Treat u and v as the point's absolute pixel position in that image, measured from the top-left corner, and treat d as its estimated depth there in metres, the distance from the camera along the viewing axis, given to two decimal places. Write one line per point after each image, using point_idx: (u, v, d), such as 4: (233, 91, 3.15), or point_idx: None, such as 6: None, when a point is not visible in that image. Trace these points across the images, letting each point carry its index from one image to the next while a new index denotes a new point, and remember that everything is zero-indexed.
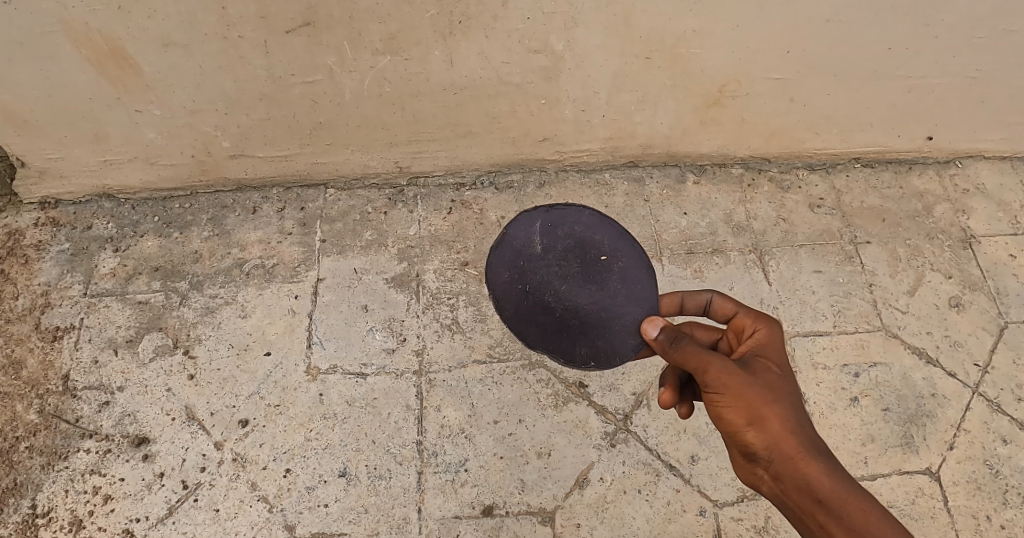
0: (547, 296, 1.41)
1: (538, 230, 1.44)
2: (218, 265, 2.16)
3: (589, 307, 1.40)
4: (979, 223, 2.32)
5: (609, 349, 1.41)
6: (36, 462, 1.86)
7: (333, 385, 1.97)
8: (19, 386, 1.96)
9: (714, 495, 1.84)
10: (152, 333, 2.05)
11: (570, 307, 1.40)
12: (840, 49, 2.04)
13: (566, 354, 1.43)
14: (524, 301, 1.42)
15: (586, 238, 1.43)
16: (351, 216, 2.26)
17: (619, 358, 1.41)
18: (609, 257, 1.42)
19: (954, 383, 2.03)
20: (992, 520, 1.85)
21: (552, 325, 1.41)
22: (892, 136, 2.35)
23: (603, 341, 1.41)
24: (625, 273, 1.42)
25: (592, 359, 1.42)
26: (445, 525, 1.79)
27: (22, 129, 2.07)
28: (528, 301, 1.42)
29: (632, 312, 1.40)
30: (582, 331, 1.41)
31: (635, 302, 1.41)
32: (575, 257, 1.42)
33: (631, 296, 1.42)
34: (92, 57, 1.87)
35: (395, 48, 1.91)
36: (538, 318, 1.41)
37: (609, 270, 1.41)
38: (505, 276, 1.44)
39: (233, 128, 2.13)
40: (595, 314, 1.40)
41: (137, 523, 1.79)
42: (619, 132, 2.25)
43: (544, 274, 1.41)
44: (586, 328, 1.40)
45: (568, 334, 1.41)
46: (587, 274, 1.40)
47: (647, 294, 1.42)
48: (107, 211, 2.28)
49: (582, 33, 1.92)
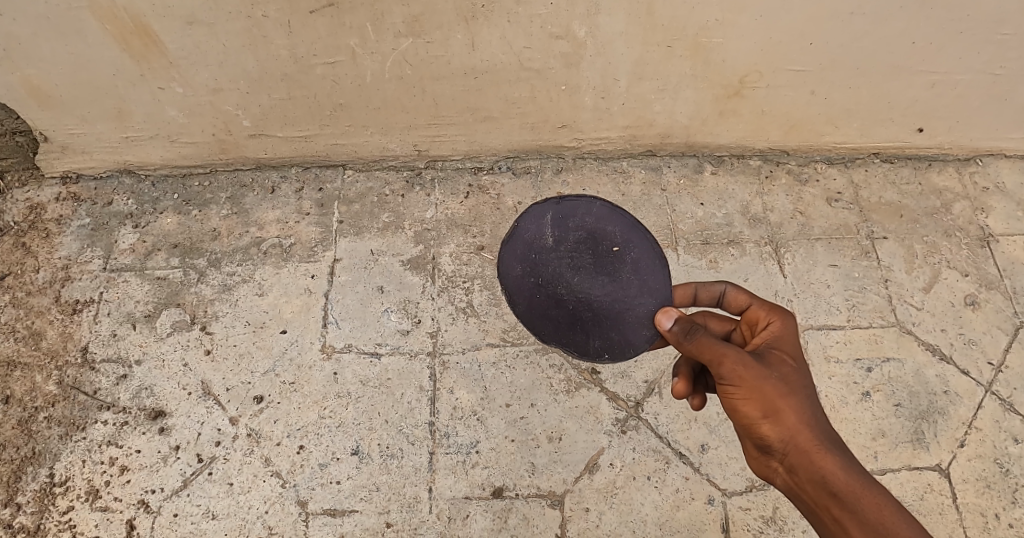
0: (559, 288, 1.44)
1: (551, 223, 1.47)
2: (236, 243, 2.19)
3: (600, 298, 1.43)
4: (998, 222, 2.31)
5: (626, 340, 1.44)
6: (54, 432, 1.89)
7: (347, 364, 1.99)
8: (39, 357, 1.99)
9: (723, 484, 1.85)
10: (170, 308, 2.07)
11: (582, 298, 1.43)
12: (864, 41, 2.02)
13: (581, 346, 1.46)
14: (537, 293, 1.46)
15: (599, 229, 1.45)
16: (369, 198, 2.27)
17: (632, 350, 1.44)
18: (620, 247, 1.44)
19: (967, 381, 2.02)
20: (1000, 518, 1.85)
21: (565, 316, 1.45)
22: (912, 131, 2.33)
23: (619, 332, 1.43)
24: (641, 264, 1.43)
25: (607, 351, 1.45)
26: (456, 505, 1.81)
27: (44, 103, 2.09)
28: (542, 294, 1.46)
29: (646, 305, 1.41)
30: (595, 324, 1.44)
31: (650, 294, 1.42)
32: (587, 250, 1.44)
33: (647, 288, 1.42)
34: (117, 34, 1.89)
35: (417, 30, 1.92)
36: (551, 311, 1.46)
37: (621, 263, 1.43)
38: (519, 270, 1.48)
39: (254, 107, 2.14)
40: (608, 305, 1.43)
41: (152, 494, 1.82)
42: (638, 120, 2.25)
43: (557, 268, 1.45)
44: (598, 320, 1.44)
45: (579, 327, 1.45)
46: (598, 268, 1.43)
47: (662, 286, 1.42)
48: (127, 187, 2.31)
49: (604, 20, 1.92)
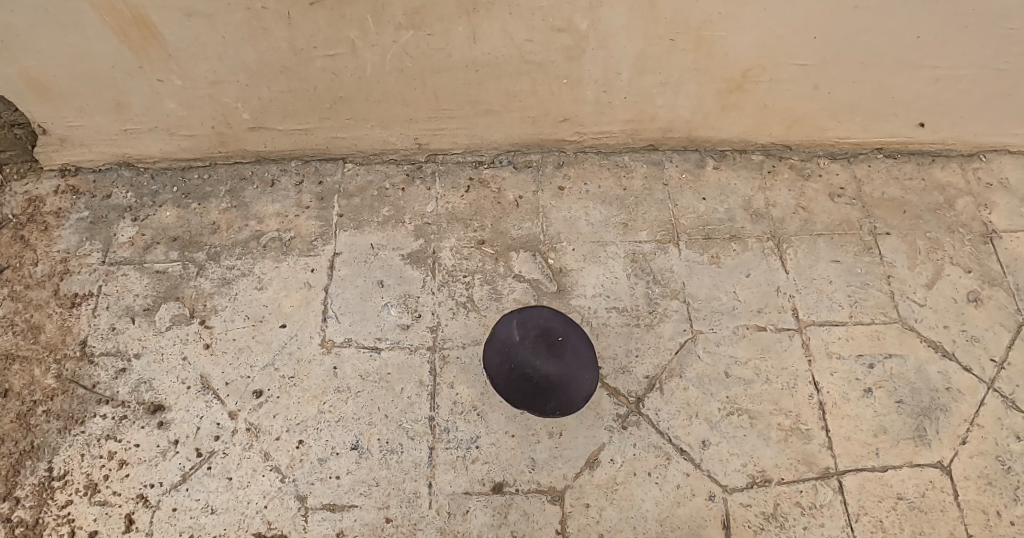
0: (525, 369, 1.78)
1: (516, 322, 1.84)
2: (236, 237, 2.17)
3: (552, 374, 1.77)
4: (1002, 218, 2.29)
5: (572, 399, 1.81)
6: (53, 426, 1.88)
7: (347, 358, 1.98)
8: (38, 351, 1.99)
9: (724, 480, 1.84)
10: (169, 302, 2.06)
11: (540, 377, 1.77)
12: (868, 35, 2.00)
13: (539, 408, 1.83)
14: (506, 371, 1.81)
15: (548, 325, 1.82)
16: (369, 192, 2.26)
17: (577, 403, 1.82)
18: (563, 337, 1.81)
19: (970, 378, 2.01)
20: (1002, 516, 1.84)
21: (529, 390, 1.79)
22: (915, 127, 2.32)
23: (565, 397, 1.80)
24: (574, 346, 1.82)
25: (559, 410, 1.82)
26: (455, 500, 1.80)
27: (42, 95, 2.07)
28: (509, 371, 1.81)
29: (584, 374, 1.82)
30: (550, 393, 1.79)
31: (584, 365, 1.82)
32: (542, 343, 1.79)
33: (581, 361, 1.82)
34: (115, 25, 1.87)
35: (418, 22, 1.90)
36: (517, 386, 1.80)
37: (564, 347, 1.80)
38: (499, 357, 1.84)
39: (254, 100, 2.13)
40: (559, 380, 1.78)
41: (151, 488, 1.81)
42: (640, 115, 2.24)
43: (522, 357, 1.78)
44: (552, 391, 1.78)
45: (539, 396, 1.79)
46: (551, 356, 1.77)
47: (589, 358, 1.83)
48: (126, 180, 2.29)
49: (607, 13, 1.90)
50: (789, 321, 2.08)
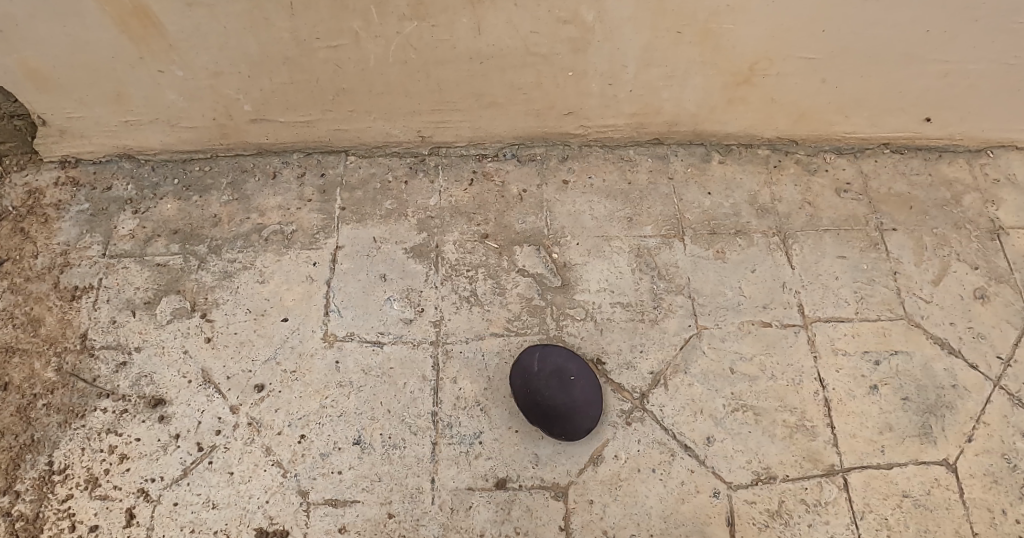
0: (536, 396, 1.80)
1: (536, 354, 1.87)
2: (237, 230, 2.16)
3: (561, 406, 1.78)
4: (1009, 214, 2.27)
5: (576, 428, 1.80)
6: (53, 419, 1.87)
7: (349, 352, 1.97)
8: (38, 344, 1.97)
9: (728, 477, 1.83)
10: (170, 295, 2.05)
11: (549, 405, 1.79)
12: (876, 28, 1.98)
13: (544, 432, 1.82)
14: (518, 394, 1.84)
15: (563, 365, 1.84)
16: (372, 185, 2.24)
17: (580, 433, 1.80)
18: (576, 377, 1.83)
19: (975, 376, 2.00)
20: (1007, 514, 1.82)
21: (537, 417, 1.81)
22: (923, 122, 2.30)
23: (571, 425, 1.79)
24: (585, 388, 1.82)
25: (563, 437, 1.81)
26: (458, 496, 1.79)
27: (42, 86, 2.05)
28: (520, 395, 1.83)
29: (592, 412, 1.81)
30: (558, 418, 1.79)
31: (593, 404, 1.82)
32: (555, 380, 1.81)
33: (591, 400, 1.82)
34: (115, 15, 1.85)
35: (422, 13, 1.88)
36: (526, 411, 1.82)
37: (575, 386, 1.81)
38: (515, 382, 1.86)
39: (255, 92, 2.10)
40: (567, 412, 1.78)
41: (152, 483, 1.80)
42: (645, 108, 2.22)
43: (535, 386, 1.81)
44: (559, 418, 1.78)
45: (545, 419, 1.79)
46: (561, 390, 1.80)
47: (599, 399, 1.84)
48: (127, 171, 2.28)
49: (613, 5, 1.88)
50: (795, 317, 2.06)
